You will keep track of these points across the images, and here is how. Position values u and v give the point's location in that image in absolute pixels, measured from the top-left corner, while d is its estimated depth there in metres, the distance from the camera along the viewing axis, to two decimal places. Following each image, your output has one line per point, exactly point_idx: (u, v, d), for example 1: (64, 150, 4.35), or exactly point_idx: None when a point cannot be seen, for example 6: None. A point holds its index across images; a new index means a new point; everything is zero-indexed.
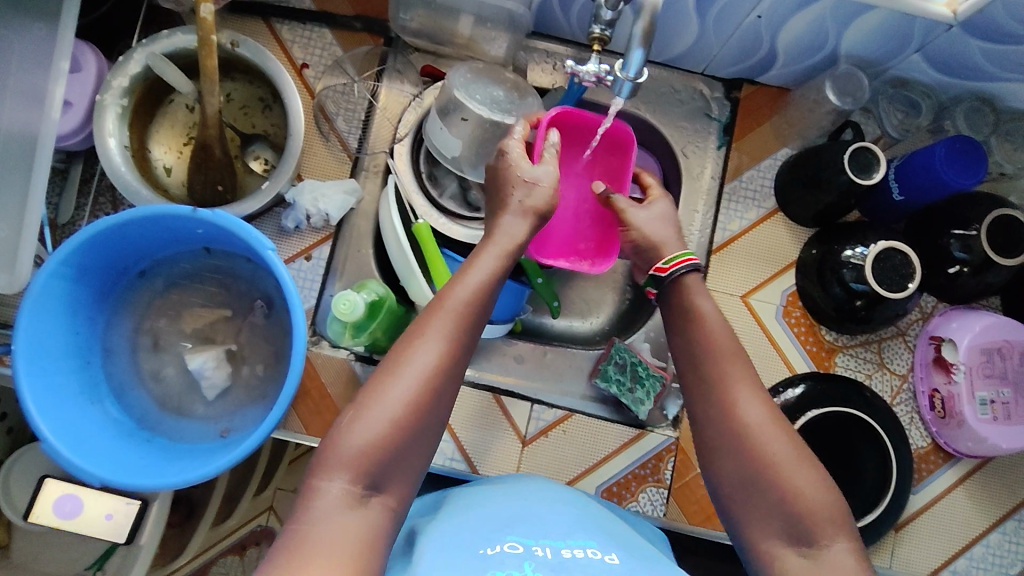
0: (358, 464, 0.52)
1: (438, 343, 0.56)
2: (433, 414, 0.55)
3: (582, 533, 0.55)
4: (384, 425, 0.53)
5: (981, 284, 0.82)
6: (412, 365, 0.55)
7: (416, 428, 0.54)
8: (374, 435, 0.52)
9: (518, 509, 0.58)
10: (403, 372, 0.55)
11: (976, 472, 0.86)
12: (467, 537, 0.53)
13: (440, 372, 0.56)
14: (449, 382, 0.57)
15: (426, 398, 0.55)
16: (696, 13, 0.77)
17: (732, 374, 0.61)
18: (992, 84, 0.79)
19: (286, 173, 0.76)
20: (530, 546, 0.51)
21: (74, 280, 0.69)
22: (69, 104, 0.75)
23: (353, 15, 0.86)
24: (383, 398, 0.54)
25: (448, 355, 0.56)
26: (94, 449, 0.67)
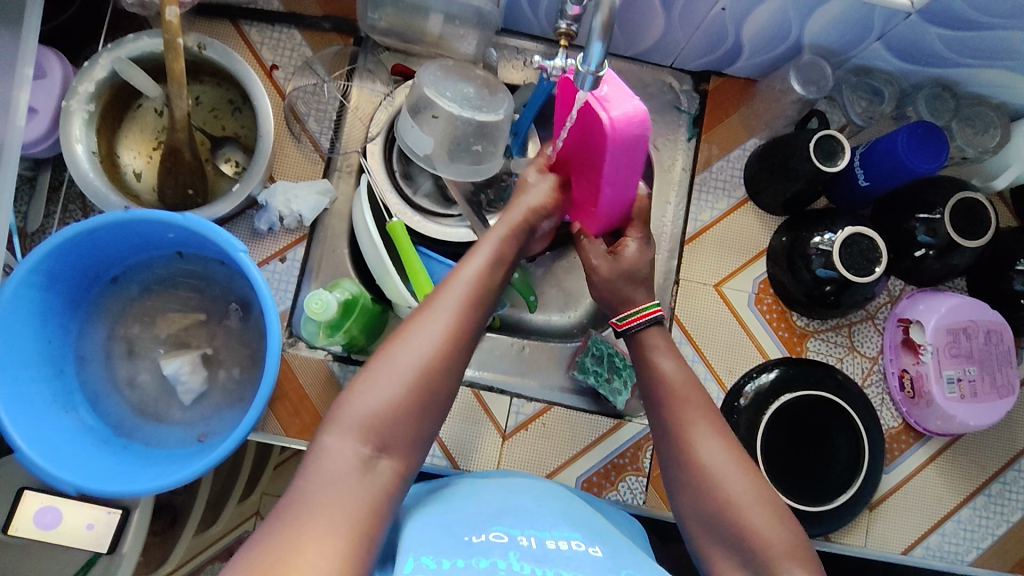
0: (367, 427, 0.53)
1: (448, 313, 0.59)
2: (443, 385, 0.57)
3: (567, 526, 0.56)
4: (395, 388, 0.55)
5: (945, 266, 0.84)
6: (423, 334, 0.57)
7: (426, 392, 0.56)
8: (385, 397, 0.54)
9: (504, 501, 0.59)
10: (414, 339, 0.57)
11: (947, 449, 0.88)
12: (455, 526, 0.54)
13: (450, 342, 0.58)
14: (461, 355, 0.59)
15: (436, 366, 0.56)
16: (662, 7, 0.79)
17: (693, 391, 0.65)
18: (952, 70, 0.81)
19: (257, 175, 0.76)
20: (515, 537, 0.52)
21: (45, 287, 0.68)
22: (34, 110, 0.74)
23: (321, 15, 0.86)
24: (395, 363, 0.56)
25: (458, 326, 0.59)
26: (69, 457, 0.66)
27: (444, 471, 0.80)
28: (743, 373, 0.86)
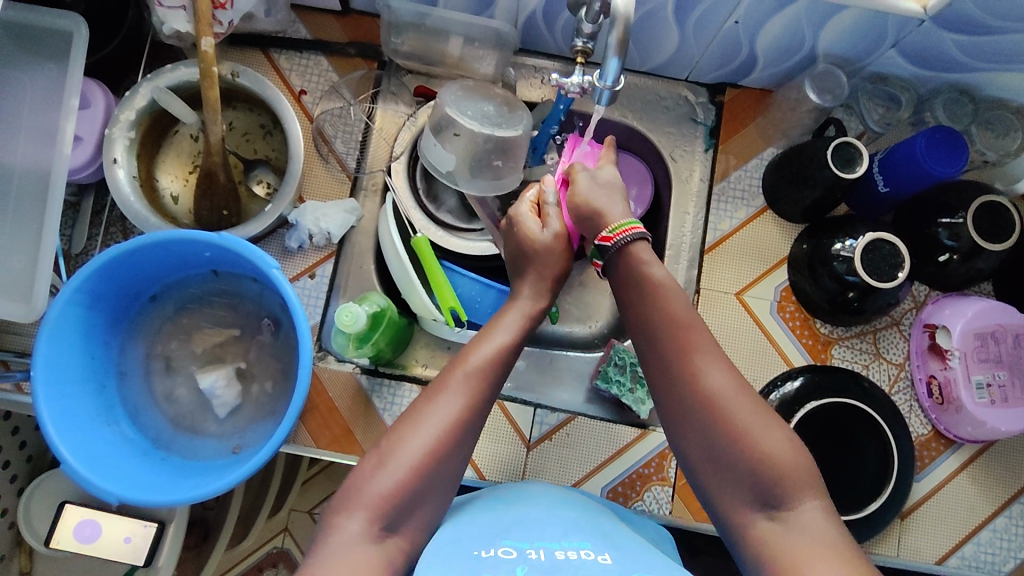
0: (377, 509, 0.55)
1: (458, 396, 0.60)
2: (451, 467, 0.59)
3: (578, 535, 0.57)
4: (402, 473, 0.56)
5: (970, 270, 0.84)
6: (433, 417, 0.59)
7: (432, 477, 0.58)
8: (392, 483, 0.56)
9: (521, 514, 0.60)
10: (424, 423, 0.59)
11: (979, 456, 0.87)
12: (466, 544, 0.55)
13: (459, 425, 0.59)
14: (467, 440, 0.60)
15: (445, 449, 0.58)
16: (676, 21, 0.81)
17: (695, 344, 0.64)
18: (970, 75, 0.81)
19: (288, 195, 0.79)
20: (524, 550, 0.53)
21: (89, 305, 0.72)
22: (79, 138, 0.78)
23: (346, 41, 0.89)
24: (404, 447, 0.58)
25: (469, 408, 0.60)
26: (111, 469, 0.69)
27: (470, 481, 0.82)
28: (767, 382, 0.86)
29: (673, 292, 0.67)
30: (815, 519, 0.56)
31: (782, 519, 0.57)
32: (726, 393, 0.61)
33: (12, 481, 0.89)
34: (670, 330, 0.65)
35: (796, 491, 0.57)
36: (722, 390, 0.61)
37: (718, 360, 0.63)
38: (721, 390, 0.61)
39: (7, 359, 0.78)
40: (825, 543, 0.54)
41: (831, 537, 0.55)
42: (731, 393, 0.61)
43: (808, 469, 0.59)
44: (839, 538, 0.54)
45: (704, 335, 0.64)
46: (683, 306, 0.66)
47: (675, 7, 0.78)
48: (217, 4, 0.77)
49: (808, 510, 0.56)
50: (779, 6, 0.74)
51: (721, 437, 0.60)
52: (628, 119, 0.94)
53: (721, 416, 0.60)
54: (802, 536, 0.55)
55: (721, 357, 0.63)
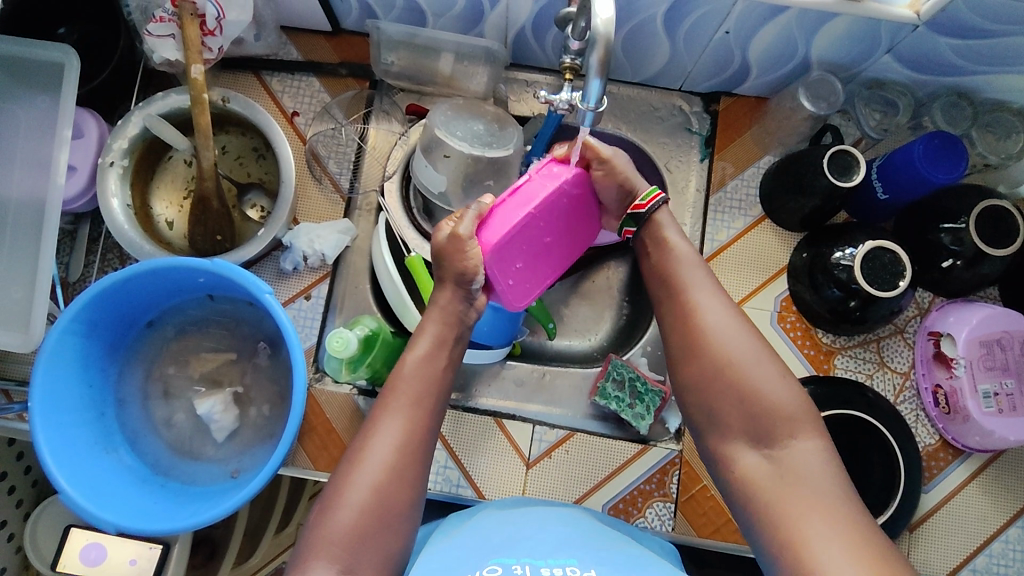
0: (334, 552, 0.54)
1: (393, 425, 0.61)
2: (399, 497, 0.59)
3: (564, 551, 0.56)
4: (351, 511, 0.56)
5: (975, 276, 0.82)
6: (372, 450, 0.60)
7: (385, 509, 0.57)
8: (342, 522, 0.56)
9: (509, 531, 0.60)
10: (365, 458, 0.59)
11: (989, 466, 0.85)
12: (453, 565, 0.55)
13: (398, 453, 0.60)
14: (413, 463, 0.61)
15: (389, 477, 0.59)
16: (666, 33, 0.80)
17: (697, 289, 0.68)
18: (968, 78, 0.80)
19: (280, 220, 0.79)
20: (509, 567, 0.53)
21: (86, 334, 0.72)
22: (73, 168, 0.78)
23: (338, 62, 0.89)
24: (349, 488, 0.58)
25: (406, 433, 0.61)
26: (111, 496, 0.69)
27: (470, 501, 0.81)
28: None
29: (683, 253, 0.71)
30: (805, 454, 0.58)
31: (775, 456, 0.59)
32: (722, 328, 0.65)
33: (17, 507, 0.90)
34: (673, 270, 0.71)
35: (790, 427, 0.60)
36: (719, 324, 0.65)
37: (719, 299, 0.67)
38: (720, 325, 0.65)
39: (7, 388, 0.79)
40: (814, 477, 0.56)
41: (823, 472, 0.57)
42: (728, 327, 0.65)
43: (805, 408, 0.61)
44: (831, 479, 0.56)
45: (705, 278, 0.70)
46: (685, 255, 0.71)
47: (664, 19, 0.77)
48: (206, 30, 0.77)
49: (798, 444, 0.58)
50: (769, 16, 0.73)
51: (715, 369, 0.63)
52: (623, 131, 0.93)
53: (720, 348, 0.64)
54: (785, 466, 0.58)
55: (722, 297, 0.68)
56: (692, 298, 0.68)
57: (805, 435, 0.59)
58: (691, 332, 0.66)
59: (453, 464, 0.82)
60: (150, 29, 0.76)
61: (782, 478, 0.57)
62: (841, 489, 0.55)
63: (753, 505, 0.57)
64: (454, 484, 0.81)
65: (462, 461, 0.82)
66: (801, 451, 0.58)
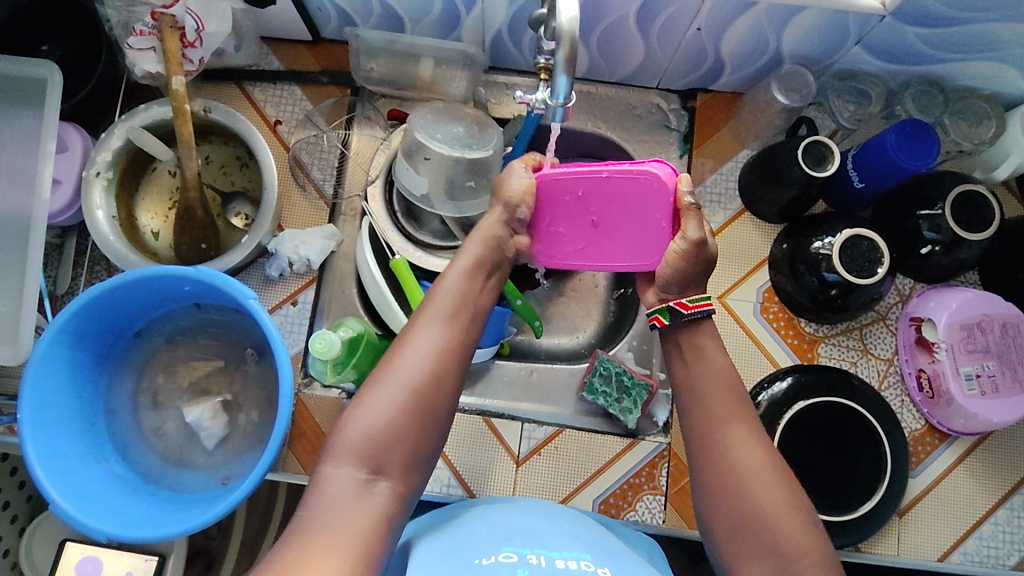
0: (366, 444, 0.56)
1: (432, 331, 0.63)
2: (436, 400, 0.60)
3: (578, 546, 0.58)
4: (385, 410, 0.58)
5: (953, 260, 0.83)
6: (410, 352, 0.61)
7: (416, 414, 0.58)
8: (375, 420, 0.57)
9: (517, 522, 0.61)
10: (403, 359, 0.61)
11: (976, 449, 0.85)
12: (467, 550, 0.56)
13: (436, 358, 0.61)
14: (448, 372, 0.62)
15: (424, 383, 0.60)
16: (639, 32, 0.81)
17: (724, 414, 0.64)
18: (937, 66, 0.81)
19: (264, 225, 0.80)
20: (524, 555, 0.54)
21: (74, 345, 0.73)
22: (58, 182, 0.79)
23: (319, 70, 0.90)
24: (383, 390, 0.59)
25: (441, 344, 0.62)
26: (102, 507, 0.70)
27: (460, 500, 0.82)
28: (754, 385, 0.86)
29: (720, 371, 0.67)
30: None
31: None
32: (752, 467, 0.60)
33: (12, 522, 0.90)
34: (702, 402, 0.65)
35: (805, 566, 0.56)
36: (750, 462, 0.61)
37: (748, 436, 0.63)
38: (749, 467, 0.61)
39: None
40: None
41: None
42: (759, 469, 0.60)
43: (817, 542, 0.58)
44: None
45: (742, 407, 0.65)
46: (719, 376, 0.66)
47: (637, 18, 0.78)
48: (186, 42, 0.79)
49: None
50: (739, 11, 0.75)
51: (743, 506, 0.59)
52: (602, 129, 0.94)
53: (746, 489, 0.60)
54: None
55: (752, 432, 0.63)
56: (720, 434, 0.63)
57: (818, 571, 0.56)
58: (717, 458, 0.62)
59: (443, 465, 0.82)
60: (130, 43, 0.77)
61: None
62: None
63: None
64: (444, 484, 0.82)
65: (452, 461, 0.83)
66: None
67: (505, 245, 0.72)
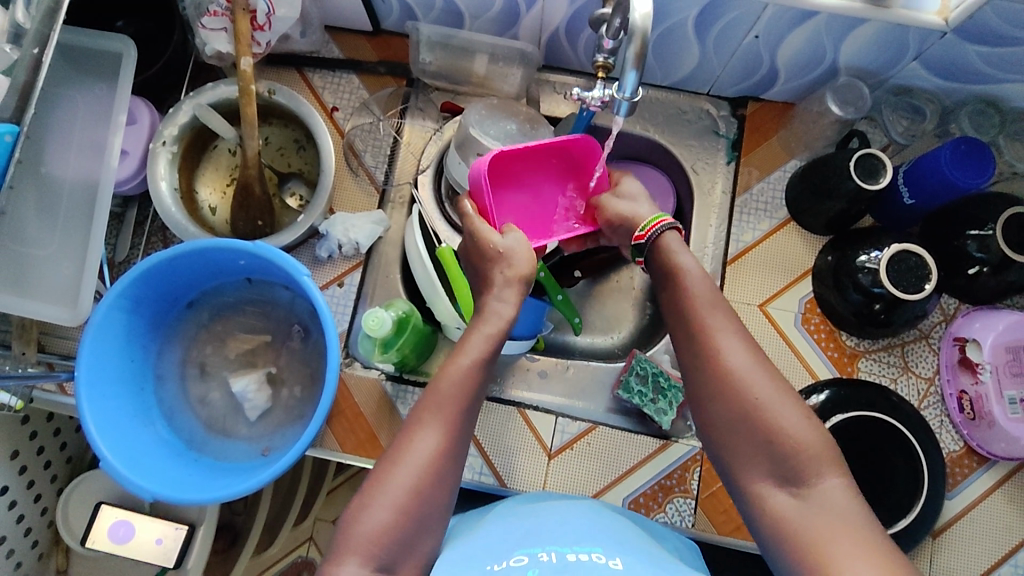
0: (368, 551, 0.55)
1: (434, 431, 0.60)
2: (437, 500, 0.59)
3: (590, 540, 0.58)
4: (389, 512, 0.56)
5: (1001, 283, 0.82)
6: (412, 456, 0.59)
7: (420, 515, 0.57)
8: (379, 523, 0.56)
9: (534, 521, 0.62)
10: (404, 463, 0.58)
11: (1015, 475, 0.84)
12: (482, 555, 0.57)
13: (438, 461, 0.59)
14: (451, 468, 0.60)
15: (427, 482, 0.58)
16: (696, 37, 0.82)
17: (710, 323, 0.63)
18: (996, 86, 0.80)
19: (319, 206, 0.83)
20: (535, 555, 0.55)
21: (132, 310, 0.75)
22: (125, 152, 0.82)
23: (377, 61, 0.93)
24: (386, 489, 0.57)
25: (446, 440, 0.60)
26: (148, 467, 0.72)
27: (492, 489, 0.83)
28: None
29: (697, 282, 0.66)
30: (835, 494, 0.55)
31: (801, 494, 0.56)
32: (750, 372, 0.60)
33: (52, 482, 0.93)
34: (692, 313, 0.65)
35: (816, 466, 0.56)
36: (743, 367, 0.60)
37: (740, 341, 0.62)
38: (744, 370, 0.60)
39: (52, 361, 0.82)
40: (846, 518, 0.53)
41: (853, 510, 0.54)
42: (754, 372, 0.60)
43: (828, 445, 0.57)
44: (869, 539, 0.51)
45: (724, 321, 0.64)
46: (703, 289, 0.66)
47: (695, 22, 0.79)
48: (257, 25, 0.82)
49: (827, 483, 0.55)
50: (798, 21, 0.75)
51: (743, 413, 0.59)
52: (651, 133, 0.95)
53: (747, 394, 0.59)
54: (820, 510, 0.54)
55: (742, 338, 0.62)
56: (713, 339, 0.62)
57: (829, 474, 0.56)
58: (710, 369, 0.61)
59: (476, 452, 0.84)
60: (204, 22, 0.80)
61: (814, 520, 0.54)
62: (875, 528, 0.52)
63: (788, 543, 0.54)
64: (476, 471, 0.83)
65: (486, 450, 0.84)
66: (834, 494, 0.55)
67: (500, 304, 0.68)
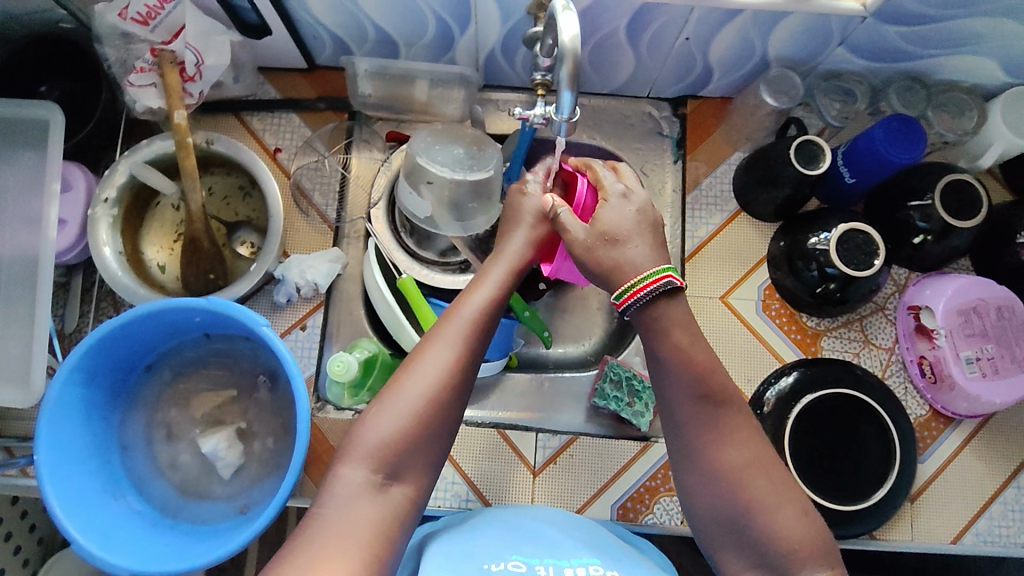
0: (379, 454, 0.55)
1: (451, 346, 0.61)
2: (451, 408, 0.59)
3: (585, 552, 0.60)
4: (405, 415, 0.56)
5: (946, 249, 0.85)
6: (426, 366, 0.59)
7: (434, 423, 0.58)
8: (395, 426, 0.56)
9: (531, 530, 0.63)
10: (419, 371, 0.59)
11: (980, 431, 0.87)
12: (480, 552, 0.58)
13: (453, 373, 0.59)
14: (468, 380, 0.61)
15: (443, 392, 0.58)
16: (629, 44, 0.84)
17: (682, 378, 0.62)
18: (919, 62, 0.84)
19: (272, 252, 0.81)
20: (533, 565, 0.56)
21: (86, 384, 0.73)
22: (63, 221, 0.79)
23: (316, 97, 0.92)
24: (403, 393, 0.58)
25: (463, 354, 0.61)
26: (122, 542, 0.69)
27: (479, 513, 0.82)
28: (761, 381, 0.87)
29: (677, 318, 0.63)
30: None
31: None
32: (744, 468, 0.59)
33: (25, 566, 0.89)
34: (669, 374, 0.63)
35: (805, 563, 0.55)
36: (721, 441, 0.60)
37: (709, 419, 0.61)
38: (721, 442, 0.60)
39: (10, 445, 0.79)
40: None
41: None
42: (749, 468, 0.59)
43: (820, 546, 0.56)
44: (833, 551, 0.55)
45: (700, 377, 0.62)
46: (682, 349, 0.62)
47: (626, 31, 0.81)
48: (186, 76, 0.80)
49: None
50: (726, 19, 0.77)
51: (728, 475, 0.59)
52: (597, 140, 0.96)
53: (698, 428, 0.61)
54: None
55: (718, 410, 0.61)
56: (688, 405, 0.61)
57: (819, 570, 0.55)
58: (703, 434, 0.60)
59: (460, 479, 0.83)
60: (131, 80, 0.78)
61: None
62: None
63: None
64: (463, 498, 0.82)
65: (469, 476, 0.83)
66: None
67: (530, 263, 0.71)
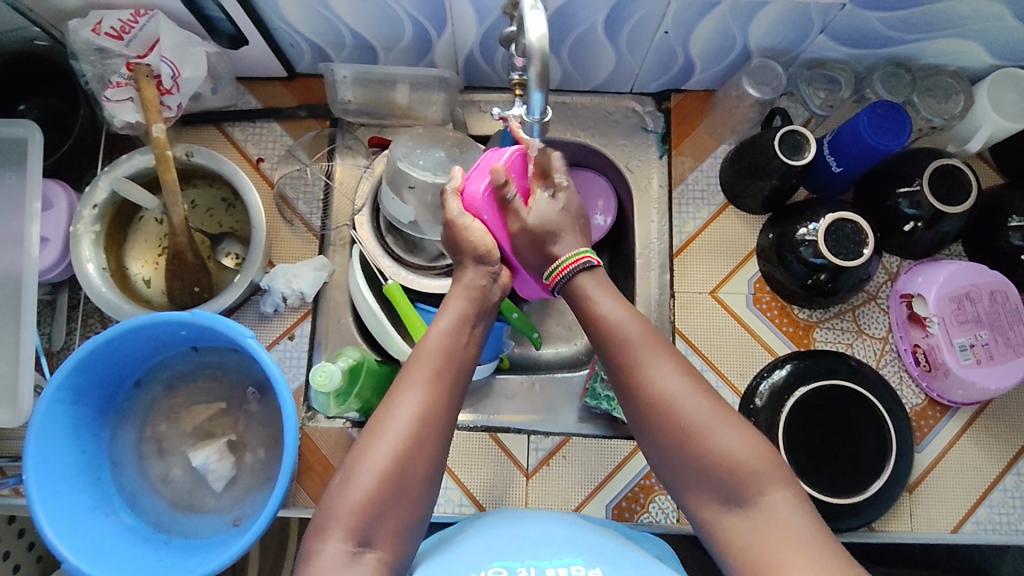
0: (352, 523, 0.54)
1: (412, 399, 0.58)
2: (422, 462, 0.56)
3: (570, 551, 0.58)
4: (372, 480, 0.54)
5: (937, 235, 0.84)
6: (394, 422, 0.57)
7: (405, 482, 0.55)
8: (363, 494, 0.54)
9: (516, 534, 0.62)
10: (384, 431, 0.56)
11: (979, 416, 0.87)
12: (461, 567, 0.57)
13: (420, 426, 0.57)
14: (438, 429, 0.58)
15: (410, 449, 0.56)
16: (608, 40, 0.83)
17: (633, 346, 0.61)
18: (902, 47, 0.83)
19: (256, 262, 0.81)
20: (514, 569, 0.55)
21: (74, 402, 0.73)
22: (46, 240, 0.79)
23: (297, 105, 0.91)
24: (369, 457, 0.55)
25: (427, 404, 0.58)
26: (114, 560, 0.69)
27: None
28: (755, 375, 0.86)
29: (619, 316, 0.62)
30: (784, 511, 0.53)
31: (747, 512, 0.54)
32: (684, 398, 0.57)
33: None
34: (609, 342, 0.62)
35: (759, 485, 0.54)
36: (673, 391, 0.58)
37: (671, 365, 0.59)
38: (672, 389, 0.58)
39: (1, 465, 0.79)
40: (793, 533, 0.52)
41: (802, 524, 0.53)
42: (689, 397, 0.58)
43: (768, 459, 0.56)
44: (815, 529, 0.52)
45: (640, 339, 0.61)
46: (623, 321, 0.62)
47: (604, 27, 0.80)
48: (163, 89, 0.80)
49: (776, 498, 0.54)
50: (704, 11, 0.76)
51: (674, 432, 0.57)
52: (581, 137, 0.96)
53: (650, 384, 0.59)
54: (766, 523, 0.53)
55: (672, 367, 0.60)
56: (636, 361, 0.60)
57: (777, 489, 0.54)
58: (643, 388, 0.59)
59: (453, 485, 0.82)
60: (108, 95, 0.78)
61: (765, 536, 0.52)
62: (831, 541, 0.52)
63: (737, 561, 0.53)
64: (456, 503, 0.82)
65: (462, 481, 0.83)
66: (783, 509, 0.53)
67: (490, 291, 0.68)
